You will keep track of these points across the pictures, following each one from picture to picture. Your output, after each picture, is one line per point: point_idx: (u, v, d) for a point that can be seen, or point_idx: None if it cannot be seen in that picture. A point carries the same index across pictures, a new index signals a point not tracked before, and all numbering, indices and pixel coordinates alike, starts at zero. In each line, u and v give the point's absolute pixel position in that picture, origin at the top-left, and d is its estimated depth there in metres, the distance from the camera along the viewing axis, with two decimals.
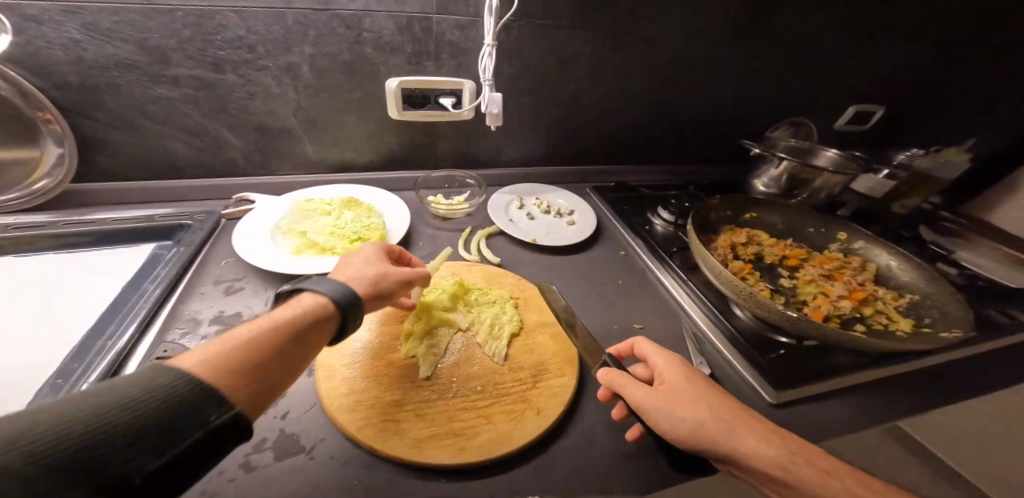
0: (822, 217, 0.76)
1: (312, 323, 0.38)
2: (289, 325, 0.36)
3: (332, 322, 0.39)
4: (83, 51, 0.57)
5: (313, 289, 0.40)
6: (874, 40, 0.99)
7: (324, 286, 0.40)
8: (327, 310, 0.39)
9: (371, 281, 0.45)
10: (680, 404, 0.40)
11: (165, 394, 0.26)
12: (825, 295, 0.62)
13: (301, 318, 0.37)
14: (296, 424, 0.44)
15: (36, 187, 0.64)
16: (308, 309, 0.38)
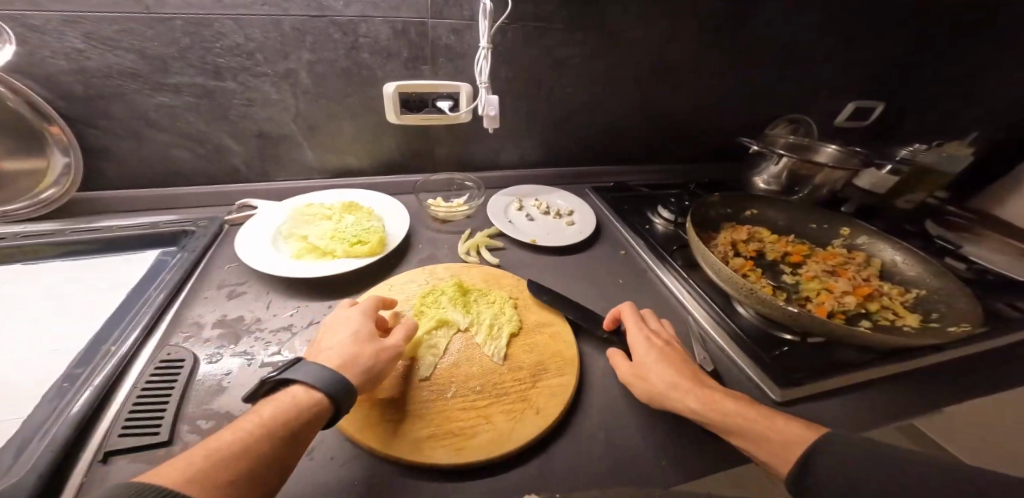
0: (825, 212, 0.75)
1: (299, 417, 0.36)
2: (283, 422, 0.35)
3: (324, 414, 0.38)
4: (85, 61, 0.58)
5: (301, 382, 0.39)
6: (872, 36, 0.99)
7: (308, 375, 0.39)
8: (320, 404, 0.38)
9: (365, 362, 0.44)
10: (648, 371, 0.47)
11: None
12: (829, 291, 0.61)
13: (294, 417, 0.36)
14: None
15: (45, 197, 0.66)
16: (297, 402, 0.37)
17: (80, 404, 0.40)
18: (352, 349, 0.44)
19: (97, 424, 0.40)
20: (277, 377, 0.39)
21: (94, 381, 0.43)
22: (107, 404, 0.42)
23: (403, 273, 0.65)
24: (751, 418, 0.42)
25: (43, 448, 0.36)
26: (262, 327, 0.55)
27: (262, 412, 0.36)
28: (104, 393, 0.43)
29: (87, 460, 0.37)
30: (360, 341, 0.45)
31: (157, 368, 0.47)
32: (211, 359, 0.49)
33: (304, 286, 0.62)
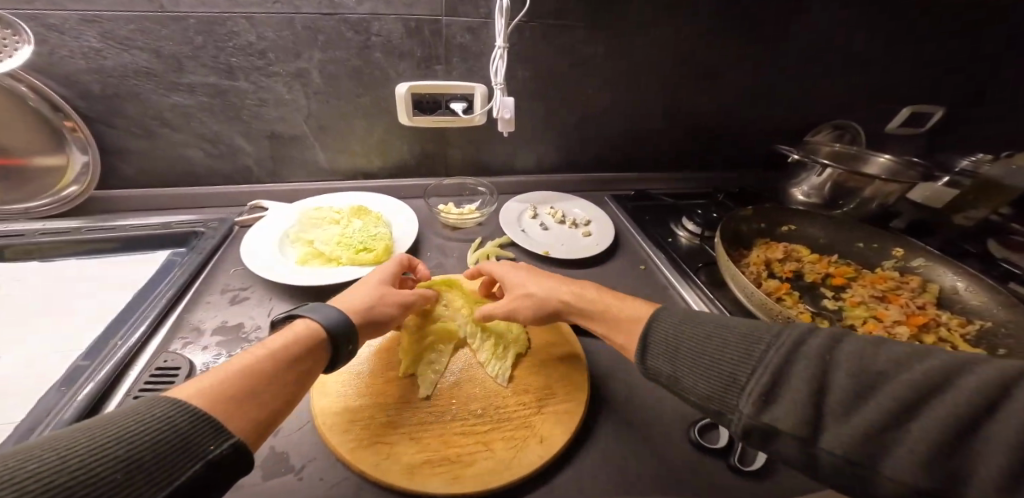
0: (874, 230, 0.67)
1: (306, 345, 0.38)
2: (289, 351, 0.37)
3: (326, 345, 0.40)
4: (103, 60, 0.58)
5: (311, 316, 0.41)
6: (931, 32, 0.90)
7: (319, 312, 0.42)
8: (325, 337, 0.40)
9: (367, 311, 0.46)
10: (526, 284, 0.53)
11: (159, 432, 0.26)
12: (878, 320, 0.55)
13: (299, 344, 0.38)
14: (285, 442, 0.42)
15: (65, 194, 0.67)
16: (304, 331, 0.39)
17: (71, 411, 0.39)
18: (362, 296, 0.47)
19: None
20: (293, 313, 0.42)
21: (88, 386, 0.42)
22: (100, 410, 0.42)
23: None
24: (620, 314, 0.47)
25: None
26: (261, 336, 0.53)
27: (269, 342, 0.37)
28: (96, 399, 0.42)
29: None
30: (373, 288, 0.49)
31: (155, 372, 0.46)
32: (205, 369, 0.48)
33: (307, 293, 0.60)
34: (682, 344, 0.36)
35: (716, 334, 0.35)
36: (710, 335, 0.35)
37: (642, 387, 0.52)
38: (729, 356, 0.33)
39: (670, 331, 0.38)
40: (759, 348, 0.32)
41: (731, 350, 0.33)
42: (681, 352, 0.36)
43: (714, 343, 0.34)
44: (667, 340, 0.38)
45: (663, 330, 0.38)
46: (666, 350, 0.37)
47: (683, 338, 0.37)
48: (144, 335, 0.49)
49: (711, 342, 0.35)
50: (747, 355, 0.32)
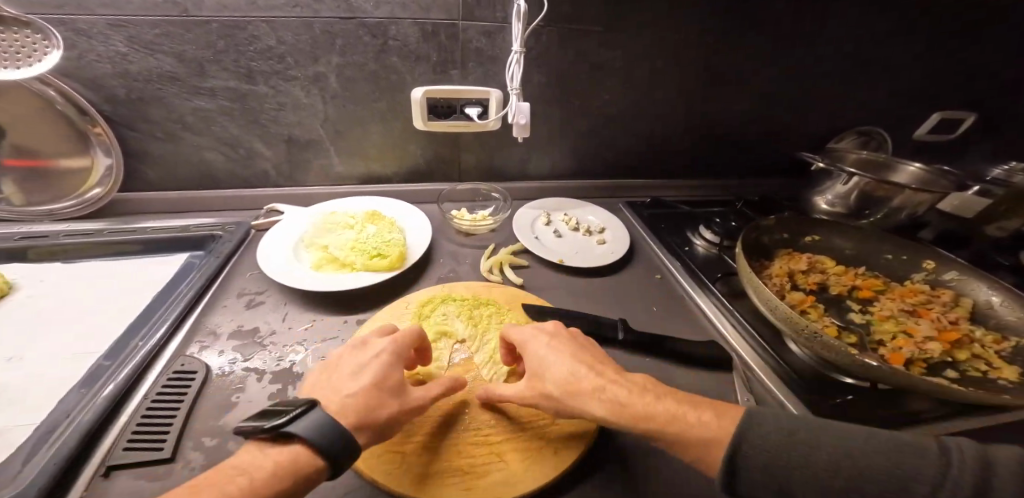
0: (904, 241, 0.64)
1: (290, 484, 0.31)
2: (269, 494, 0.30)
3: (319, 474, 0.33)
4: (129, 64, 0.59)
5: (297, 437, 0.33)
6: (963, 34, 0.86)
7: (306, 428, 0.33)
8: (315, 465, 0.33)
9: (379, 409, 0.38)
10: (540, 374, 0.43)
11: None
12: (908, 335, 0.53)
13: (282, 483, 0.31)
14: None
15: (90, 196, 0.69)
16: (290, 464, 0.32)
17: (91, 412, 0.41)
18: (368, 399, 0.38)
19: (107, 432, 0.41)
20: (277, 430, 0.33)
21: (108, 389, 0.43)
22: (119, 411, 0.43)
23: (422, 289, 0.62)
24: (657, 420, 0.37)
25: (49, 458, 0.36)
26: (276, 341, 0.54)
27: (256, 471, 0.31)
28: (117, 400, 0.43)
29: (90, 471, 0.37)
30: (379, 391, 0.39)
31: (171, 377, 0.47)
32: (221, 373, 0.49)
33: (321, 299, 0.60)
34: (783, 458, 0.33)
35: (841, 452, 0.32)
36: (824, 449, 0.33)
37: None
38: (866, 478, 0.31)
39: (763, 444, 0.34)
40: (922, 479, 0.30)
41: (871, 470, 0.31)
42: (788, 467, 0.33)
43: (842, 456, 0.32)
44: (757, 460, 0.34)
45: (754, 442, 0.34)
46: (767, 459, 0.34)
47: (775, 464, 0.33)
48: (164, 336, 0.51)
49: (823, 457, 0.32)
50: (899, 485, 0.30)
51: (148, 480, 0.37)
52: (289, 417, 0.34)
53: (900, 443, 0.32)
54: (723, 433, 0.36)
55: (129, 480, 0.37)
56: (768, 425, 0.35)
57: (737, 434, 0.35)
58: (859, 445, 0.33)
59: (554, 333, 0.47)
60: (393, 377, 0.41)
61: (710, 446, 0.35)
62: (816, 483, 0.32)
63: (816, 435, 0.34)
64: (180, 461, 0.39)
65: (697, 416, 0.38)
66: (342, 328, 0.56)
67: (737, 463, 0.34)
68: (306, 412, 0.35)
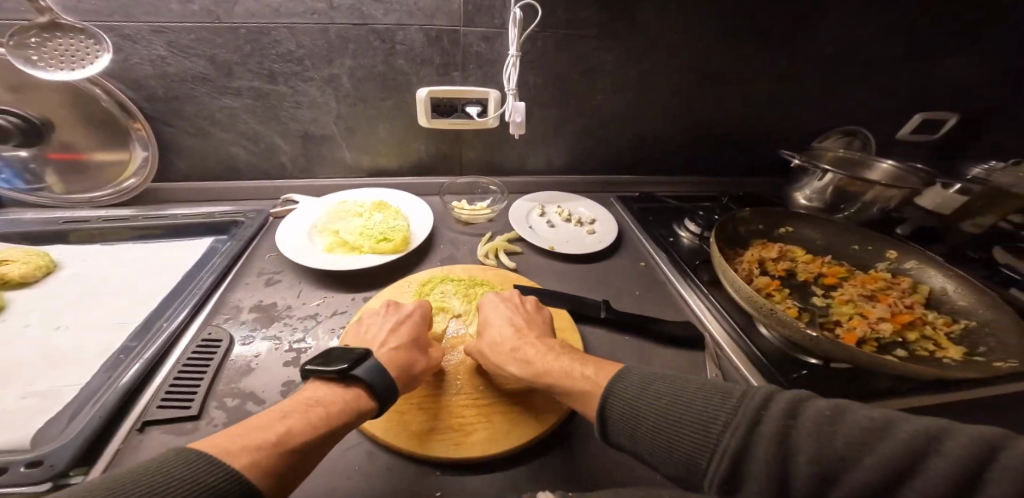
0: (869, 234, 0.70)
1: (354, 416, 0.39)
2: (339, 424, 0.38)
3: (374, 410, 0.41)
4: (167, 66, 0.66)
5: (356, 381, 0.41)
6: (943, 38, 0.90)
7: (368, 373, 0.41)
8: (371, 404, 0.41)
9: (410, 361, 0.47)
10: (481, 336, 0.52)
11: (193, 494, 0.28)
12: (864, 317, 0.58)
13: (347, 415, 0.39)
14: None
15: (126, 185, 0.76)
16: (352, 401, 0.40)
17: (129, 375, 0.47)
18: (405, 352, 0.47)
19: (142, 393, 0.47)
20: (344, 374, 0.41)
21: (143, 356, 0.50)
22: (153, 376, 0.49)
23: (423, 271, 0.68)
24: (552, 373, 0.46)
25: (95, 412, 0.43)
26: (292, 314, 0.60)
27: (325, 404, 0.39)
28: (151, 366, 0.50)
29: (127, 426, 0.44)
30: (412, 347, 0.49)
31: (199, 346, 0.53)
32: (244, 341, 0.55)
33: (332, 279, 0.66)
34: (641, 406, 0.39)
35: (681, 401, 0.37)
36: (668, 398, 0.38)
37: None
38: (685, 420, 0.35)
39: (628, 395, 0.40)
40: (720, 419, 0.33)
41: (689, 413, 0.35)
42: (639, 412, 0.38)
43: (677, 404, 0.37)
44: (620, 410, 0.40)
45: (617, 394, 0.40)
46: (627, 405, 0.39)
47: (643, 412, 0.38)
48: (187, 316, 0.56)
49: (665, 405, 0.37)
50: (703, 424, 0.34)
51: (174, 434, 0.43)
52: (355, 362, 0.42)
53: (718, 391, 0.36)
54: (598, 385, 0.43)
55: (159, 434, 0.43)
56: (632, 379, 0.41)
57: (607, 387, 0.41)
58: (692, 393, 0.37)
59: (511, 306, 0.56)
60: (421, 338, 0.51)
61: (588, 394, 0.43)
62: (659, 428, 0.37)
63: (670, 388, 0.39)
64: (204, 418, 0.45)
65: (592, 373, 0.44)
66: (351, 304, 0.63)
67: (605, 414, 0.40)
68: (366, 359, 0.43)
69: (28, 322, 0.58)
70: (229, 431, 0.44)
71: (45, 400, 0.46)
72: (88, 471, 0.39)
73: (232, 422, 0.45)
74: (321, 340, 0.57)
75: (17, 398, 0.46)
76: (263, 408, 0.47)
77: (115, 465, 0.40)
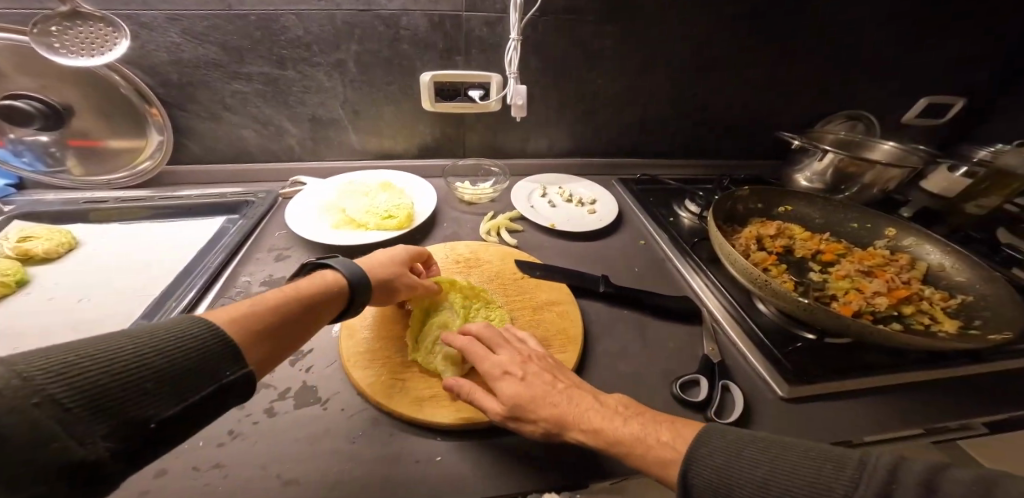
0: (868, 211, 0.70)
1: (322, 301, 0.42)
2: (313, 298, 0.42)
3: (345, 302, 0.45)
4: (181, 53, 0.69)
5: (335, 268, 0.46)
6: (950, 20, 0.89)
7: (345, 265, 0.46)
8: (345, 291, 0.45)
9: (383, 271, 0.51)
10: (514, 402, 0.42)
11: (196, 346, 0.30)
12: (860, 291, 0.59)
13: (323, 293, 0.43)
14: (316, 377, 0.50)
15: (142, 168, 0.79)
16: (325, 287, 0.43)
17: None
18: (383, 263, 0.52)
19: None
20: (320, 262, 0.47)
21: None
22: None
23: (427, 247, 0.69)
24: (625, 442, 0.38)
25: None
26: None
27: (301, 287, 0.42)
28: None
29: None
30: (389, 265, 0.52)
31: None
32: None
33: (339, 254, 0.69)
34: (732, 473, 0.33)
35: (786, 474, 0.31)
36: (764, 468, 0.32)
37: (631, 346, 0.57)
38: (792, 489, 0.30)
39: (713, 459, 0.34)
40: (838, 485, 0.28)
41: (800, 490, 0.30)
42: (730, 483, 0.33)
43: (784, 475, 0.31)
44: (705, 478, 0.34)
45: (703, 458, 0.34)
46: (715, 478, 0.33)
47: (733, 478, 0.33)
48: (199, 291, 0.58)
49: (761, 475, 0.32)
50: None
51: None
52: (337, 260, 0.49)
53: (828, 457, 0.31)
54: (677, 451, 0.37)
55: None
56: (717, 437, 0.36)
57: (688, 454, 0.35)
58: (796, 460, 0.31)
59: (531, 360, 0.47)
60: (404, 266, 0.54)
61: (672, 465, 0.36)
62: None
63: (768, 452, 0.33)
64: None
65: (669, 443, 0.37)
66: None
67: (689, 482, 0.34)
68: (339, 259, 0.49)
69: (51, 295, 0.60)
70: None
71: None
72: None
73: None
74: None
75: None
76: (273, 374, 0.49)
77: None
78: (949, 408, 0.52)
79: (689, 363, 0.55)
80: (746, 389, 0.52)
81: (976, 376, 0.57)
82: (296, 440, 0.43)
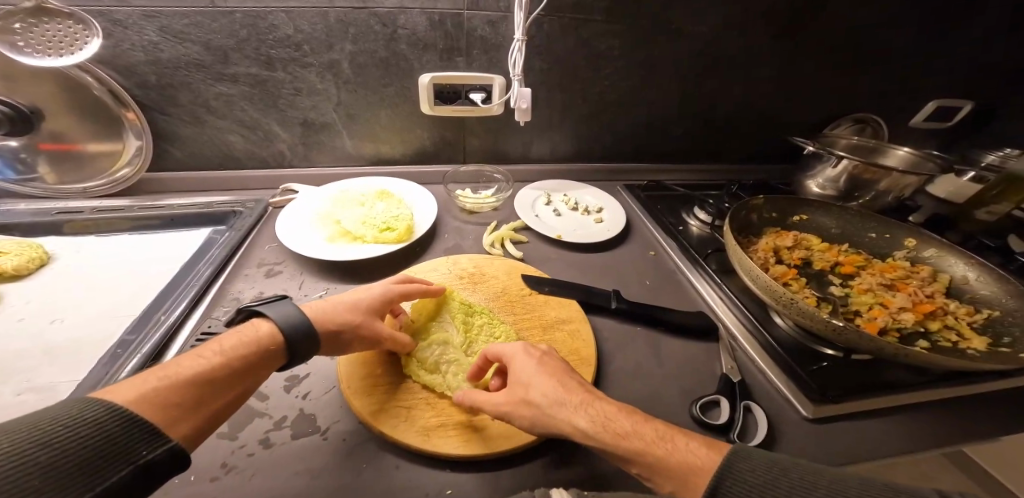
0: (886, 220, 0.68)
1: (255, 357, 0.36)
2: (241, 357, 0.35)
3: (284, 354, 0.39)
4: (160, 52, 0.64)
5: (269, 317, 0.39)
6: (961, 22, 0.88)
7: (279, 312, 0.40)
8: (280, 345, 0.38)
9: (332, 320, 0.43)
10: (527, 383, 0.41)
11: (91, 432, 0.25)
12: (884, 306, 0.56)
13: (254, 351, 0.37)
14: (313, 405, 0.46)
15: (121, 175, 0.74)
16: (258, 343, 0.37)
17: (127, 371, 0.45)
18: (334, 305, 0.44)
19: None
20: (250, 309, 0.41)
21: (143, 349, 0.47)
22: (151, 371, 0.47)
23: (429, 261, 0.65)
24: (643, 438, 0.36)
25: None
26: None
27: (224, 345, 0.36)
28: (150, 361, 0.47)
29: None
30: (342, 307, 0.44)
31: (198, 340, 0.50)
32: None
33: (334, 269, 0.64)
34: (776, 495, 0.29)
35: None
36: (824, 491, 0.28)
37: (647, 366, 0.54)
38: None
39: (754, 476, 0.31)
40: None
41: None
42: None
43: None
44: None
45: (741, 472, 0.31)
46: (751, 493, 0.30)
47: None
48: (185, 310, 0.54)
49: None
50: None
51: None
52: (269, 303, 0.42)
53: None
54: (710, 461, 0.34)
55: None
56: (758, 458, 0.32)
57: (724, 463, 0.32)
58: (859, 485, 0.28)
59: (542, 349, 0.46)
60: (367, 310, 0.46)
61: (694, 467, 0.34)
62: None
63: (820, 477, 0.29)
64: None
65: (699, 452, 0.35)
66: None
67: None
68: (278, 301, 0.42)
69: (20, 315, 0.55)
70: (234, 427, 0.42)
71: (40, 397, 0.44)
72: None
73: (236, 420, 0.43)
74: None
75: (10, 395, 0.44)
76: (268, 403, 0.45)
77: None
78: (979, 428, 0.50)
79: (708, 383, 0.52)
80: (770, 410, 0.49)
81: (1003, 393, 0.55)
82: (293, 474, 0.39)
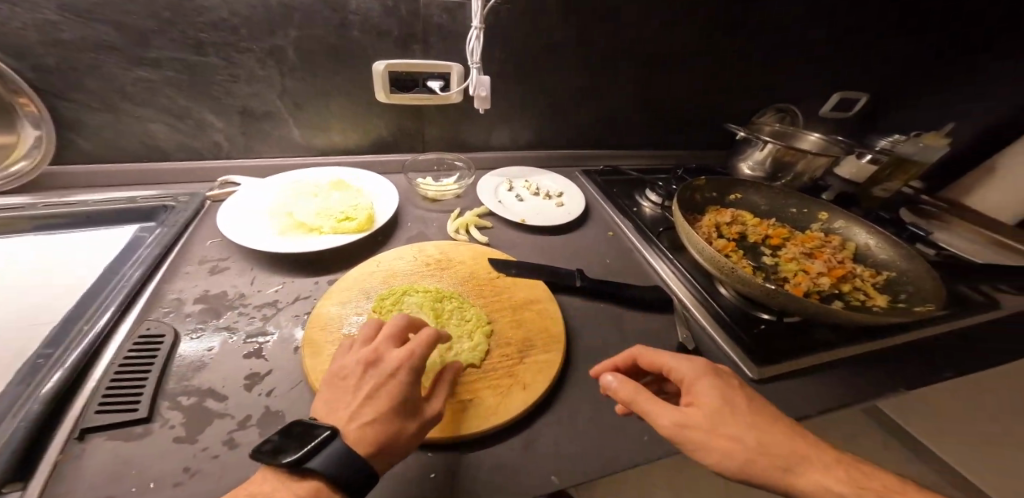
0: (804, 197, 0.77)
1: None
2: None
3: None
4: (59, 33, 0.56)
5: (316, 470, 0.30)
6: (861, 26, 1.01)
7: (332, 461, 0.30)
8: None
9: (386, 441, 0.34)
10: (733, 436, 0.35)
11: None
12: (806, 272, 0.64)
13: None
14: (281, 401, 0.41)
15: (13, 170, 0.64)
16: None
17: (52, 382, 0.38)
18: (389, 417, 0.35)
19: (73, 401, 0.38)
20: (293, 465, 0.30)
21: (66, 360, 0.40)
22: (83, 379, 0.40)
23: (393, 249, 0.62)
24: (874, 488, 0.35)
25: (14, 424, 0.34)
26: (247, 302, 0.53)
27: None
28: (80, 368, 0.41)
29: (63, 436, 0.35)
30: (396, 416, 0.35)
31: (136, 344, 0.44)
32: (193, 335, 0.47)
33: (289, 263, 0.61)
34: None
35: None
36: None
37: (614, 340, 0.57)
38: None
39: None
40: None
41: None
42: None
43: None
44: None
45: None
46: None
47: None
48: (116, 309, 0.47)
49: None
50: None
51: (123, 441, 0.36)
52: (310, 449, 0.30)
53: None
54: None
55: (104, 442, 0.35)
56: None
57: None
58: None
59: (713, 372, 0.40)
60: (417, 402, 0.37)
61: None
62: None
63: None
64: (158, 420, 0.38)
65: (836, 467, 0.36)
66: (316, 288, 0.56)
67: None
68: (326, 441, 0.31)
69: None
70: (190, 430, 0.37)
71: None
72: (26, 487, 0.31)
73: (192, 422, 0.38)
74: (286, 327, 0.50)
75: None
76: (226, 404, 0.40)
77: (54, 483, 0.32)
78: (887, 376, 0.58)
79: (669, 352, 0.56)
80: None
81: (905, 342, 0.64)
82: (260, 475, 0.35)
